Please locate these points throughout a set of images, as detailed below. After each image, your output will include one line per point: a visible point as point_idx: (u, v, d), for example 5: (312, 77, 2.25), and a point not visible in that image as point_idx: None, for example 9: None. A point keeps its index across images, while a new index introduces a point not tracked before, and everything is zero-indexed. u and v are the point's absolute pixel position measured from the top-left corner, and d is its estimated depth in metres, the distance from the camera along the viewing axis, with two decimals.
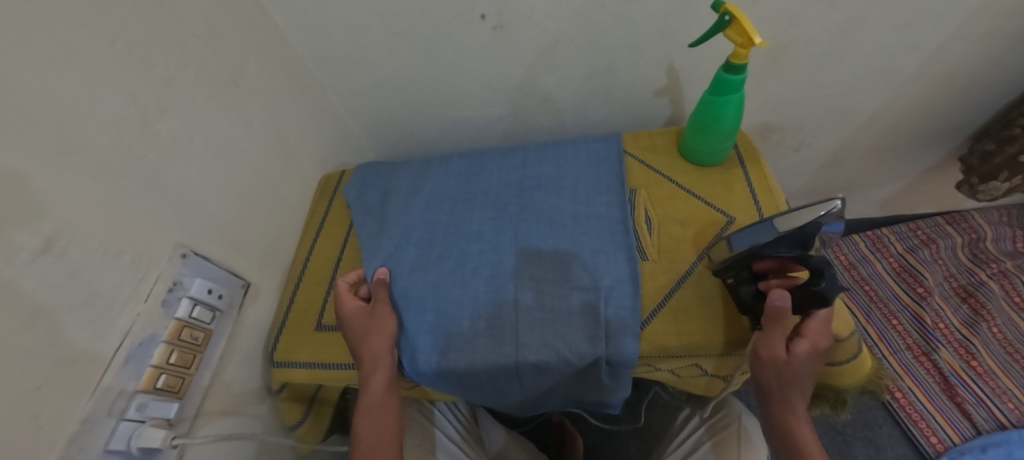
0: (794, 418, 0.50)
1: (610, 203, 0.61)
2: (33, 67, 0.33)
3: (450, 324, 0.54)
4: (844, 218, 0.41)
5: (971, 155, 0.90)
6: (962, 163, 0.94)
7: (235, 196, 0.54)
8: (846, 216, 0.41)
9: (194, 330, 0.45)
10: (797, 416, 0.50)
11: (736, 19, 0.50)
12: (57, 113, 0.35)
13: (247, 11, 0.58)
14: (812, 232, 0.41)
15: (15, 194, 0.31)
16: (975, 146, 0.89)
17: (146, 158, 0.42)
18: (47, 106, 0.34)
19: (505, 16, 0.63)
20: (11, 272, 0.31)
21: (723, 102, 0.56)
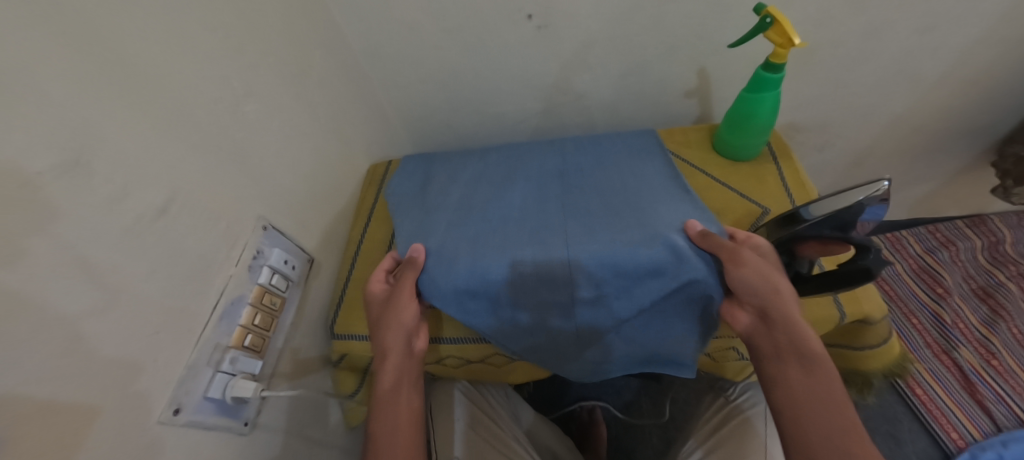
0: None
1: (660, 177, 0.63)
2: (156, 49, 0.38)
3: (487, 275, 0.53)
4: (889, 200, 0.44)
5: (1003, 159, 0.92)
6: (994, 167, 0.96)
7: (302, 178, 0.58)
8: (889, 199, 0.44)
9: (272, 295, 0.48)
10: None
11: (777, 22, 0.54)
12: (172, 91, 0.39)
13: (313, 8, 0.62)
14: (852, 214, 0.44)
15: (141, 160, 0.36)
16: (1007, 150, 0.91)
17: (236, 136, 0.47)
18: (166, 84, 0.38)
19: (549, 16, 0.67)
20: (138, 228, 0.35)
21: (759, 99, 0.60)
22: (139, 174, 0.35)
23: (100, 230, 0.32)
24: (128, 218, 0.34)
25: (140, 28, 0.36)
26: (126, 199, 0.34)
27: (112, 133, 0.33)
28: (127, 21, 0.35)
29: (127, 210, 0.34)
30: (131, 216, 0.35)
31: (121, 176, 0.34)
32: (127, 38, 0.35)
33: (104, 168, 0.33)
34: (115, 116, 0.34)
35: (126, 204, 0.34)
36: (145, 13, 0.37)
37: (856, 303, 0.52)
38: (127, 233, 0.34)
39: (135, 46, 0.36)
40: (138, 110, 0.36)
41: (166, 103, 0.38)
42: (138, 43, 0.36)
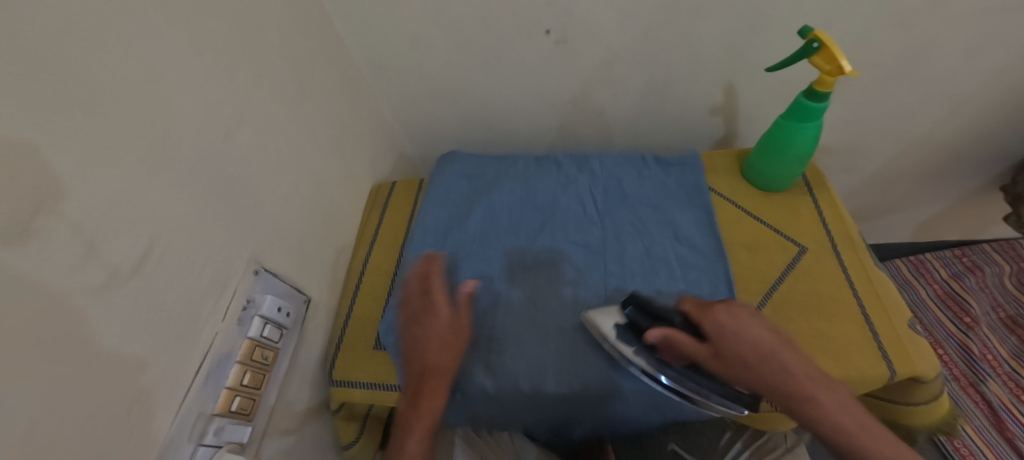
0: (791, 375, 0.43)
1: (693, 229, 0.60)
2: (143, 78, 0.33)
3: (501, 353, 0.52)
4: None
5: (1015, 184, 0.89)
6: (1005, 193, 0.92)
7: (300, 209, 0.53)
8: None
9: (264, 349, 0.44)
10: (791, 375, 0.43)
11: (826, 47, 0.48)
12: (154, 123, 0.33)
13: (313, 19, 0.57)
14: None
15: (115, 207, 0.30)
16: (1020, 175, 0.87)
17: (228, 171, 0.42)
18: (148, 118, 0.33)
19: (570, 30, 0.62)
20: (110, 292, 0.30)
21: (799, 128, 0.55)
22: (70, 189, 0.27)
23: (50, 272, 0.25)
24: (50, 237, 0.25)
25: (116, 50, 0.30)
26: (49, 214, 0.25)
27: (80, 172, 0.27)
28: (104, 41, 0.29)
29: (53, 227, 0.26)
30: (61, 236, 0.26)
31: (47, 187, 0.25)
32: (101, 63, 0.29)
33: (43, 189, 0.25)
34: (92, 158, 0.28)
35: (49, 218, 0.25)
36: (122, 31, 0.31)
37: (907, 361, 0.47)
38: (96, 297, 0.29)
39: (113, 72, 0.30)
40: (116, 149, 0.30)
41: (148, 137, 0.33)
42: (116, 69, 0.30)
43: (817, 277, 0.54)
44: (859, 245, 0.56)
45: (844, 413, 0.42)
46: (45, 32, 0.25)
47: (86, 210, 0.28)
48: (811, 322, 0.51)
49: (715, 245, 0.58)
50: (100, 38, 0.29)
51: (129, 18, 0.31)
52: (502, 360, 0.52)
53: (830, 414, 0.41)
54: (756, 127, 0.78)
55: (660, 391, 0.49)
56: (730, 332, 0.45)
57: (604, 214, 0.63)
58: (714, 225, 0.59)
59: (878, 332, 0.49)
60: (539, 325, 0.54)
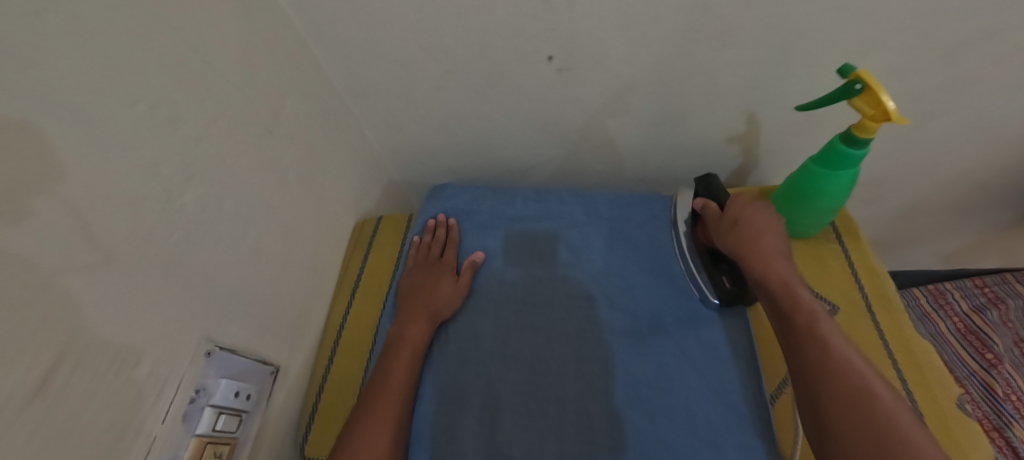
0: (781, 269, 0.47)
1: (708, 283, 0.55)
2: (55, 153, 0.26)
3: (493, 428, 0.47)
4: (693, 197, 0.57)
5: None
6: None
7: (266, 265, 0.47)
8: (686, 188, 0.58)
9: (218, 444, 0.38)
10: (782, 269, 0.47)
11: (870, 88, 0.42)
12: (68, 204, 0.27)
13: (284, 47, 0.50)
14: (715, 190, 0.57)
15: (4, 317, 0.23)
16: None
17: (169, 240, 0.35)
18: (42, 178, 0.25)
19: (574, 59, 0.56)
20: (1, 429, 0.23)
21: (830, 175, 0.48)
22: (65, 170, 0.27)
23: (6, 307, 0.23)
24: (49, 214, 0.26)
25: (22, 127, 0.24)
26: (47, 192, 0.26)
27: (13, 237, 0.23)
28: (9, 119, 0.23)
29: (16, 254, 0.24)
30: (59, 214, 0.26)
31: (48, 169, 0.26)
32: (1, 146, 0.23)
33: (41, 166, 0.25)
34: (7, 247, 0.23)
35: (46, 197, 0.26)
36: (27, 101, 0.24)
37: (958, 450, 0.41)
38: None
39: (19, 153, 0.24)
40: (16, 256, 0.24)
41: (63, 222, 0.27)
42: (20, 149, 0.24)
43: (849, 344, 0.48)
44: (897, 306, 0.50)
45: (801, 309, 0.43)
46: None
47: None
48: None
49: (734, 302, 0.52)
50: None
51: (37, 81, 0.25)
52: (496, 433, 0.46)
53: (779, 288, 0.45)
54: (775, 159, 0.72)
55: None
56: (753, 216, 0.51)
57: (610, 263, 0.57)
58: None
59: (922, 413, 0.43)
60: (535, 395, 0.48)
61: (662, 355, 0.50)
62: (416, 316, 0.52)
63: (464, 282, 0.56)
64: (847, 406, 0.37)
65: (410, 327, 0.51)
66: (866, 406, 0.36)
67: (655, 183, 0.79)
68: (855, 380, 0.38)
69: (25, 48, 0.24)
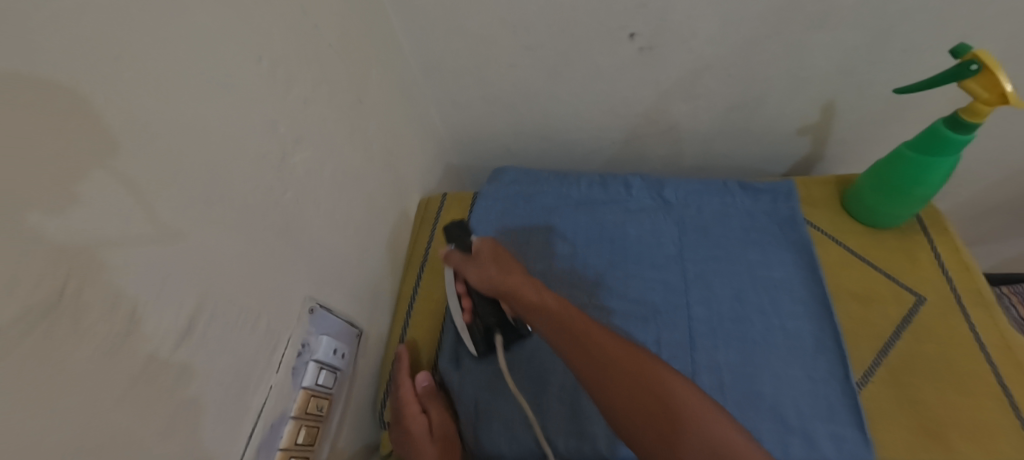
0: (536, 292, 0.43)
1: (789, 271, 0.53)
2: (179, 98, 0.26)
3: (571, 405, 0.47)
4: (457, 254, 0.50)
5: None
6: None
7: (353, 232, 0.48)
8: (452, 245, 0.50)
9: (320, 398, 0.39)
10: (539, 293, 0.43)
11: (988, 70, 0.40)
12: (118, 187, 0.22)
13: (372, 17, 0.50)
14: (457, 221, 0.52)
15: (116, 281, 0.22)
16: None
17: (283, 199, 0.36)
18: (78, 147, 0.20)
19: (658, 36, 0.55)
20: (154, 364, 0.25)
21: (930, 162, 0.47)
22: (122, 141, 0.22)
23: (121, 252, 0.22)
24: (97, 196, 0.21)
25: (145, 66, 0.24)
26: (102, 165, 0.21)
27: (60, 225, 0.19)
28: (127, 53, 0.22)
29: (136, 204, 0.23)
30: (115, 193, 0.22)
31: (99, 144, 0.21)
32: (104, 88, 0.21)
33: (92, 141, 0.21)
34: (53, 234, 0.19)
35: (102, 171, 0.21)
36: (152, 38, 0.24)
37: None
38: (139, 380, 0.24)
39: (137, 92, 0.23)
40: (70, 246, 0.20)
41: (112, 204, 0.22)
42: (138, 93, 0.23)
43: (940, 339, 0.47)
44: (990, 301, 0.48)
45: (601, 330, 0.39)
46: (6, 58, 0.17)
47: (100, 280, 0.21)
48: (941, 391, 0.44)
49: (814, 292, 0.51)
50: (116, 48, 0.22)
51: (165, 19, 0.25)
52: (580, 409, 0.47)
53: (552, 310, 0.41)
54: (846, 150, 0.70)
55: None
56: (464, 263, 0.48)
57: (683, 249, 0.57)
58: (816, 268, 0.52)
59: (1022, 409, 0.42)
60: None
61: (746, 343, 0.49)
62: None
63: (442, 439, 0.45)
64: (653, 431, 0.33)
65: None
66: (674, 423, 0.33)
67: (715, 171, 0.78)
68: (660, 393, 0.34)
69: None
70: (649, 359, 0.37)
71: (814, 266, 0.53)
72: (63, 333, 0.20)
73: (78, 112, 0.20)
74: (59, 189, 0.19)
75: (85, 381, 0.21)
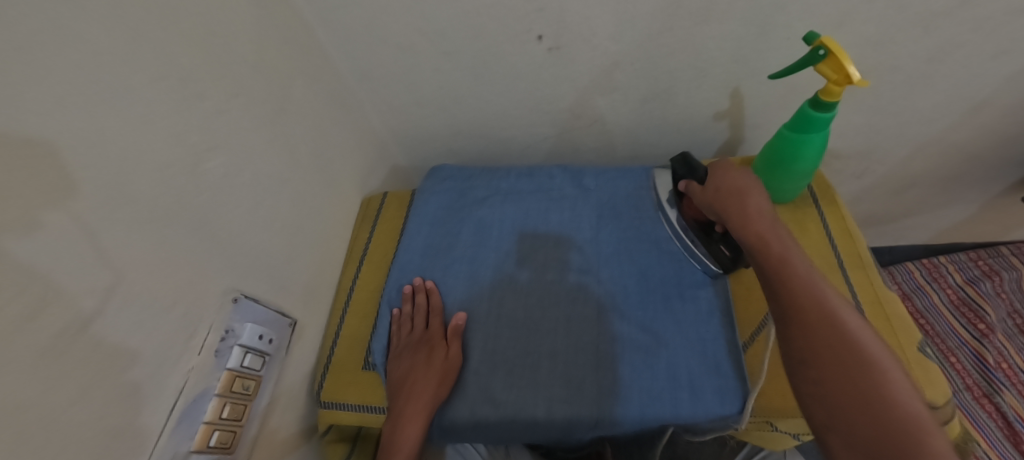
0: (776, 238, 0.45)
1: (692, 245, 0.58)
2: (81, 113, 0.30)
3: (490, 378, 0.52)
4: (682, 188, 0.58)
5: None
6: None
7: (280, 230, 0.52)
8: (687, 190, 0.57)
9: (246, 379, 0.43)
10: (784, 241, 0.45)
11: (833, 55, 0.44)
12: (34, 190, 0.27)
13: (294, 31, 0.55)
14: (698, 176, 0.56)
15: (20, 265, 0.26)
16: None
17: (198, 201, 0.40)
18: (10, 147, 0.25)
19: (563, 37, 0.59)
20: (57, 340, 0.28)
21: (802, 140, 0.51)
22: (69, 164, 0.29)
23: (53, 262, 0.28)
24: (57, 227, 0.28)
25: (49, 83, 0.27)
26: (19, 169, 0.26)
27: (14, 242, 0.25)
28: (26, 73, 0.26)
29: (63, 218, 0.28)
30: (67, 229, 0.29)
31: (66, 159, 0.29)
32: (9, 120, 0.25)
33: (41, 167, 0.27)
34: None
35: (58, 212, 0.28)
36: (55, 61, 0.28)
37: (916, 389, 0.44)
38: (46, 358, 0.27)
39: (40, 109, 0.27)
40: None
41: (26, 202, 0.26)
42: (40, 120, 0.27)
43: None
44: (868, 263, 0.53)
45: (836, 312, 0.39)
46: None
47: (20, 286, 0.26)
48: None
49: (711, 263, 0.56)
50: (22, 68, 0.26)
51: (68, 47, 0.29)
52: (491, 385, 0.51)
53: (781, 261, 0.43)
54: (760, 133, 0.74)
55: (650, 414, 0.47)
56: (735, 180, 0.52)
57: (597, 232, 0.61)
58: None
59: None
60: (530, 348, 0.53)
61: (647, 313, 0.54)
62: (419, 394, 0.49)
63: (457, 352, 0.52)
64: (842, 393, 0.35)
65: (413, 404, 0.48)
66: (859, 376, 0.35)
67: (647, 159, 0.83)
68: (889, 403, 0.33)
69: (64, 19, 0.28)
70: (841, 324, 0.38)
71: None
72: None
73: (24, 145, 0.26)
74: (33, 198, 0.26)
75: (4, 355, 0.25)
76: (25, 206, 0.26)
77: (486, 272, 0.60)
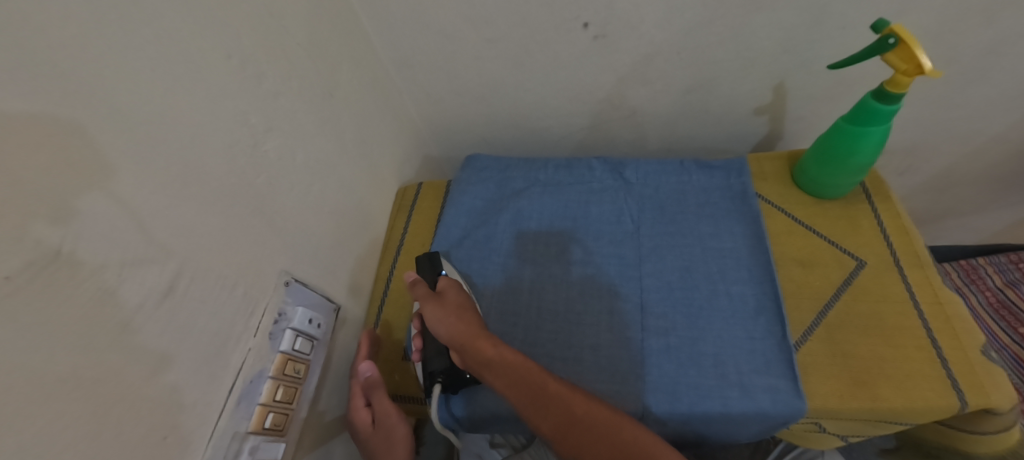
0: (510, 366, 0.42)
1: (739, 240, 0.57)
2: (148, 88, 0.29)
3: None
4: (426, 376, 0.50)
5: None
6: None
7: (327, 215, 0.52)
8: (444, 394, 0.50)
9: (297, 362, 0.43)
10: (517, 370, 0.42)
11: (903, 43, 0.43)
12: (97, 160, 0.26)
13: (340, 16, 0.54)
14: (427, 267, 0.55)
15: (88, 236, 0.25)
16: None
17: (256, 182, 0.40)
18: (73, 109, 0.24)
19: (610, 25, 0.58)
20: (130, 316, 0.28)
21: (862, 133, 0.50)
22: (101, 145, 0.26)
23: (99, 250, 0.26)
24: (93, 210, 0.25)
25: (110, 57, 0.27)
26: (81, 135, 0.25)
27: (40, 230, 0.23)
28: (85, 47, 0.25)
29: (104, 205, 0.26)
30: (116, 215, 0.27)
31: (136, 133, 0.28)
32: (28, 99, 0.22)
33: (68, 147, 0.24)
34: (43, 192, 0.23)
35: (92, 192, 0.25)
36: (125, 38, 0.28)
37: (981, 392, 0.43)
38: (120, 336, 0.27)
39: (99, 81, 0.26)
40: (60, 205, 0.24)
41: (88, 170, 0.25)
42: (74, 99, 0.24)
43: (877, 297, 0.50)
44: (926, 262, 0.52)
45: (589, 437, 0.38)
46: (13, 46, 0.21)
47: (55, 280, 0.23)
48: (873, 344, 0.47)
49: (759, 259, 0.55)
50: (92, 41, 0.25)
51: (136, 20, 0.28)
52: None
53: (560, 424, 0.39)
54: (805, 127, 0.72)
55: (699, 411, 0.47)
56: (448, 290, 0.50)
57: (639, 225, 0.60)
58: (763, 237, 0.56)
59: (946, 358, 0.45)
60: (575, 342, 0.52)
61: (694, 307, 0.53)
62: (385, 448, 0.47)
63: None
64: None
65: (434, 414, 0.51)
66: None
67: (683, 152, 0.81)
68: None
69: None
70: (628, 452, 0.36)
71: (761, 235, 0.56)
72: (55, 280, 0.23)
73: (47, 122, 0.23)
74: (96, 166, 0.26)
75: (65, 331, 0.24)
76: (88, 174, 0.25)
77: (526, 263, 0.59)
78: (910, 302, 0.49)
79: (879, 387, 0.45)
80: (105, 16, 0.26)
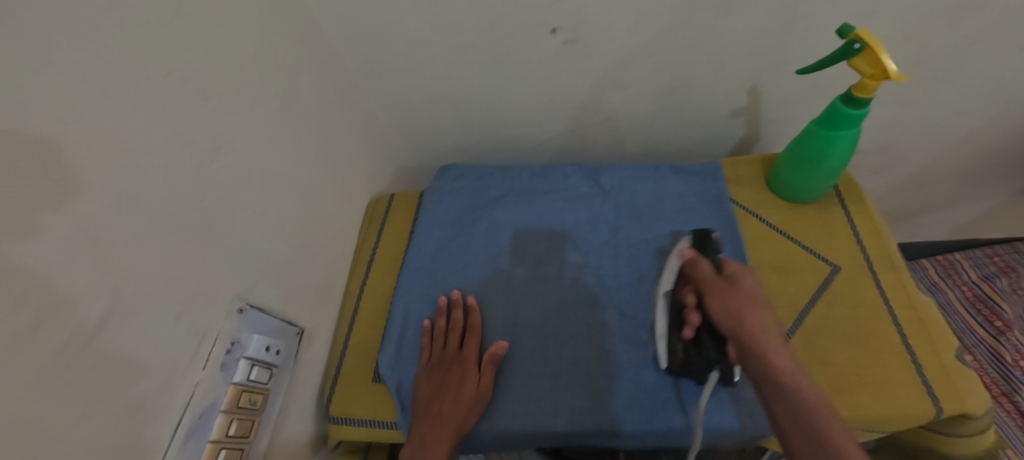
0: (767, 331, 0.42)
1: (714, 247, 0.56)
2: (93, 106, 0.28)
3: (506, 385, 0.50)
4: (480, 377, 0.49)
5: None
6: None
7: (288, 233, 0.50)
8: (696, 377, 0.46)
9: (253, 393, 0.41)
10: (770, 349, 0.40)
11: (869, 48, 0.42)
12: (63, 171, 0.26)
13: (299, 25, 0.52)
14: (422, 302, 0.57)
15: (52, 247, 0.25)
16: None
17: (204, 204, 0.38)
18: (58, 123, 0.26)
19: (580, 30, 0.57)
20: (55, 360, 0.25)
21: (833, 137, 0.49)
22: (72, 159, 0.27)
23: (24, 288, 0.24)
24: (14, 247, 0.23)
25: (43, 83, 0.25)
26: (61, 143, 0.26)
27: (15, 250, 0.23)
28: (16, 72, 0.23)
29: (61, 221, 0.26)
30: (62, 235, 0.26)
31: (83, 151, 0.27)
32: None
33: (43, 168, 0.25)
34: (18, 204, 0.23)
35: (58, 215, 0.26)
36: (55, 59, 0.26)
37: (956, 396, 0.42)
38: (43, 383, 0.25)
39: (34, 106, 0.24)
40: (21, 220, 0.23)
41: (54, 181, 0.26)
42: (50, 118, 0.25)
43: (852, 302, 0.50)
44: (899, 265, 0.51)
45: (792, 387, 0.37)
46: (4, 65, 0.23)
47: (23, 290, 0.24)
48: (848, 350, 0.47)
49: None
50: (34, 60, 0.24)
51: (73, 38, 0.27)
52: (510, 395, 0.49)
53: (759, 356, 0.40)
54: (780, 129, 0.72)
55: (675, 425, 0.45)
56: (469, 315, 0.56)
57: (615, 233, 0.59)
58: (738, 243, 0.55)
59: (921, 363, 0.45)
60: (550, 356, 0.51)
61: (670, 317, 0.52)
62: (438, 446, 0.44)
63: (490, 382, 0.49)
64: None
65: (437, 431, 0.45)
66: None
67: (660, 156, 0.80)
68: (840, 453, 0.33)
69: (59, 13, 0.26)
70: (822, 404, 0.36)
71: (738, 241, 0.56)
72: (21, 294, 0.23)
73: (19, 143, 0.23)
74: (60, 178, 0.26)
75: (24, 358, 0.24)
76: (51, 185, 0.25)
77: (501, 275, 0.58)
78: (885, 306, 0.49)
79: (856, 395, 0.44)
80: (32, 38, 0.24)
